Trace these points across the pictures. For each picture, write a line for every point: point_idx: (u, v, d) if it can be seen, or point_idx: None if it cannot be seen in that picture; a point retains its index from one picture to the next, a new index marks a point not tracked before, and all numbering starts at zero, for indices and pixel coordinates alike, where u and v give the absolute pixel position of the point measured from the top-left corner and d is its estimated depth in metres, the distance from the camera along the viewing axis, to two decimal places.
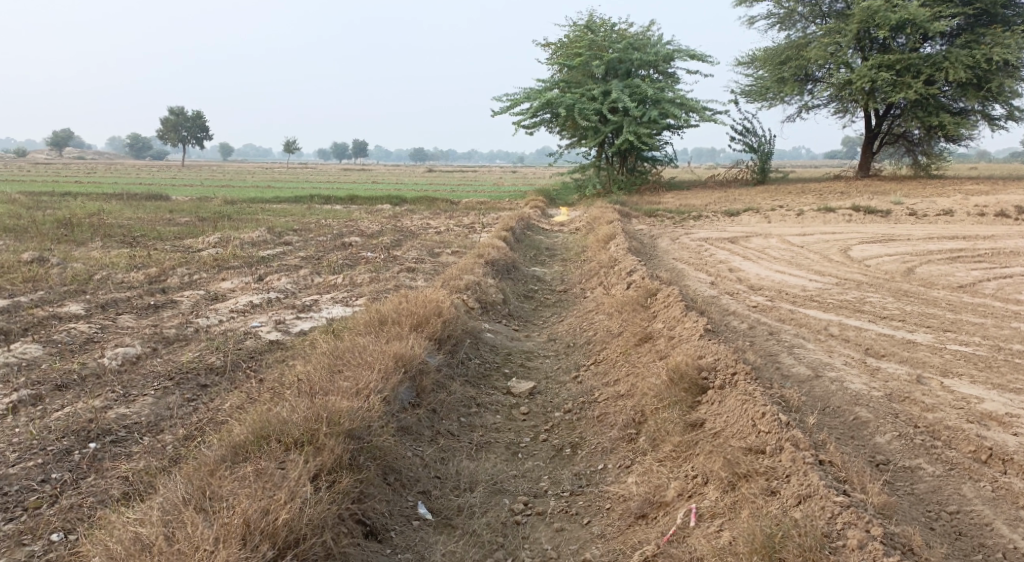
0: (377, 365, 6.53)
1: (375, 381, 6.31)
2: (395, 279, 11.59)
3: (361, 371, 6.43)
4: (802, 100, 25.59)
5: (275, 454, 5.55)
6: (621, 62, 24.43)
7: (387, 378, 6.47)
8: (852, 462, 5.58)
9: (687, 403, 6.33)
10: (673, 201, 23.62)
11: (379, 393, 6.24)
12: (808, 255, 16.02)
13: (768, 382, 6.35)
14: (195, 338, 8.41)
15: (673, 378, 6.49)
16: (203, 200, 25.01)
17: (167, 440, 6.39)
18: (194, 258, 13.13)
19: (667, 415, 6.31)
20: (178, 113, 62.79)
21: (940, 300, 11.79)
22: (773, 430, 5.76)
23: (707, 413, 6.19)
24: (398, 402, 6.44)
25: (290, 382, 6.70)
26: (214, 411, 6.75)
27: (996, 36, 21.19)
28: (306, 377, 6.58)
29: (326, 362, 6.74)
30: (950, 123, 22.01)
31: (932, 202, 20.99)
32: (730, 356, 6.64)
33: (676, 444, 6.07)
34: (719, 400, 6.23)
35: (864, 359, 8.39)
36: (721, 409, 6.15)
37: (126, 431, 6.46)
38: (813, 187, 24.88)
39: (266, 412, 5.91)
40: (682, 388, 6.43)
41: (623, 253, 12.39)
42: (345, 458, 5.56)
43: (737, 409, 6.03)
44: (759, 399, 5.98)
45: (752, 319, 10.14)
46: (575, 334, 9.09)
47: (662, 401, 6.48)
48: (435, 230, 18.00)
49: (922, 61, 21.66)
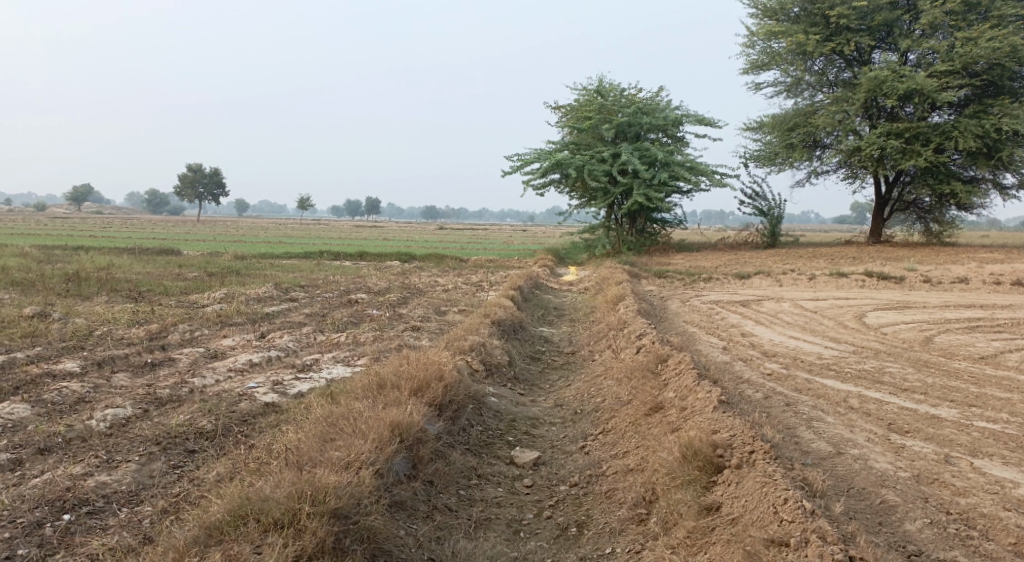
0: (371, 435, 6.18)
1: (366, 453, 5.99)
2: (398, 339, 11.28)
3: (353, 441, 6.11)
4: (812, 165, 25.47)
5: (251, 536, 5.28)
6: (630, 126, 24.42)
7: (381, 448, 6.13)
8: (884, 559, 5.20)
9: (702, 483, 5.94)
10: (683, 263, 23.38)
11: (370, 467, 5.91)
12: (822, 321, 15.68)
13: (788, 462, 5.96)
14: (189, 399, 8.08)
15: (686, 455, 6.09)
16: (213, 255, 24.90)
17: (145, 513, 6.03)
18: (198, 314, 12.88)
19: (680, 495, 5.92)
20: (196, 169, 63.31)
21: (961, 371, 11.39)
22: (797, 518, 5.39)
23: (723, 495, 5.81)
24: (393, 474, 6.08)
25: (279, 450, 6.36)
26: (199, 481, 6.39)
27: (1004, 106, 20.99)
28: (296, 445, 6.25)
29: (318, 429, 6.40)
30: (962, 192, 21.80)
31: (945, 269, 20.68)
32: (747, 431, 6.26)
33: (690, 530, 5.68)
34: (737, 481, 5.84)
35: (887, 436, 8.00)
36: (738, 491, 5.76)
37: (104, 502, 6.11)
38: (825, 252, 24.62)
39: (248, 486, 5.61)
40: (696, 467, 6.04)
41: (632, 315, 12.07)
42: (328, 542, 5.27)
43: (756, 493, 5.64)
44: (780, 483, 5.60)
45: (767, 388, 9.77)
46: (582, 400, 8.72)
47: (674, 479, 6.08)
48: (442, 289, 17.75)
49: (931, 130, 21.46)
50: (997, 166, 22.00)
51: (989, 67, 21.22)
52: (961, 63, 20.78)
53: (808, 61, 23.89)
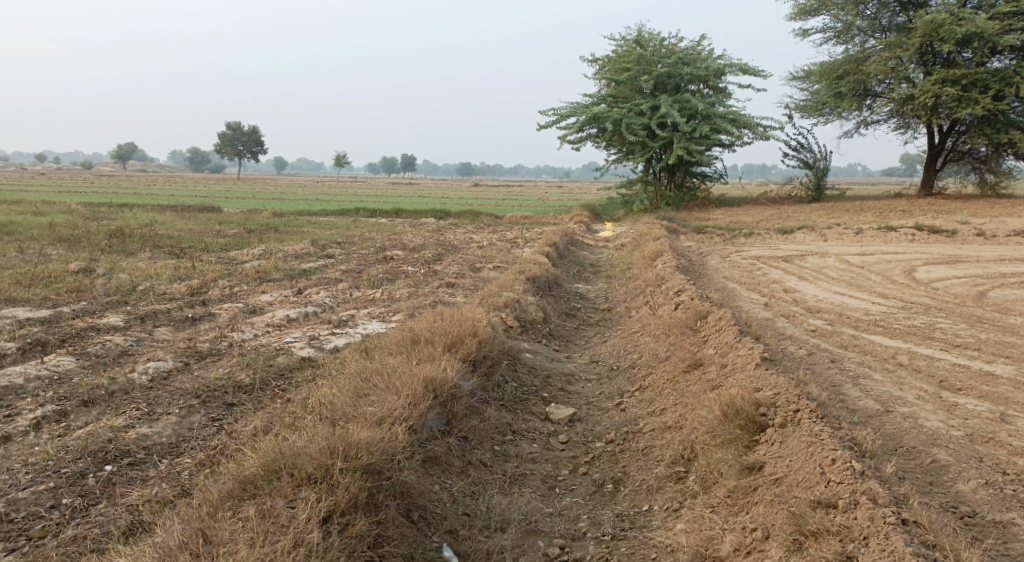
0: (404, 390, 6.06)
1: (400, 408, 5.87)
2: (434, 295, 11.15)
3: (387, 396, 6.00)
4: (861, 115, 24.68)
5: (284, 490, 5.16)
6: (670, 78, 23.85)
7: (415, 404, 6.02)
8: (939, 522, 4.96)
9: (744, 441, 5.73)
10: (724, 217, 22.90)
11: (404, 423, 5.79)
12: (869, 276, 15.24)
13: (836, 421, 5.71)
14: (227, 353, 8.05)
15: (727, 413, 5.88)
16: (253, 212, 24.97)
17: (184, 465, 6.01)
18: (237, 270, 12.87)
19: (721, 453, 5.72)
20: (236, 128, 63.61)
21: (1017, 327, 10.98)
22: (845, 480, 5.14)
23: (766, 455, 5.59)
24: (427, 430, 5.97)
25: (313, 405, 6.28)
26: (238, 434, 6.35)
27: None
28: (329, 401, 6.15)
29: (351, 385, 6.30)
30: (1021, 141, 20.97)
31: (999, 222, 19.99)
32: (791, 389, 6.03)
33: (732, 489, 5.48)
34: (781, 440, 5.62)
35: (939, 393, 7.71)
36: (783, 450, 5.54)
37: (145, 454, 6.11)
38: (873, 205, 23.93)
39: (281, 442, 5.52)
40: (737, 425, 5.83)
41: (671, 270, 11.79)
42: (361, 497, 5.13)
43: (801, 453, 5.41)
44: (827, 443, 5.36)
45: (811, 345, 9.49)
46: (619, 357, 8.53)
47: (715, 438, 5.88)
48: (479, 245, 17.58)
49: (991, 76, 20.64)
50: None
51: None
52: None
53: (861, 5, 23.12)
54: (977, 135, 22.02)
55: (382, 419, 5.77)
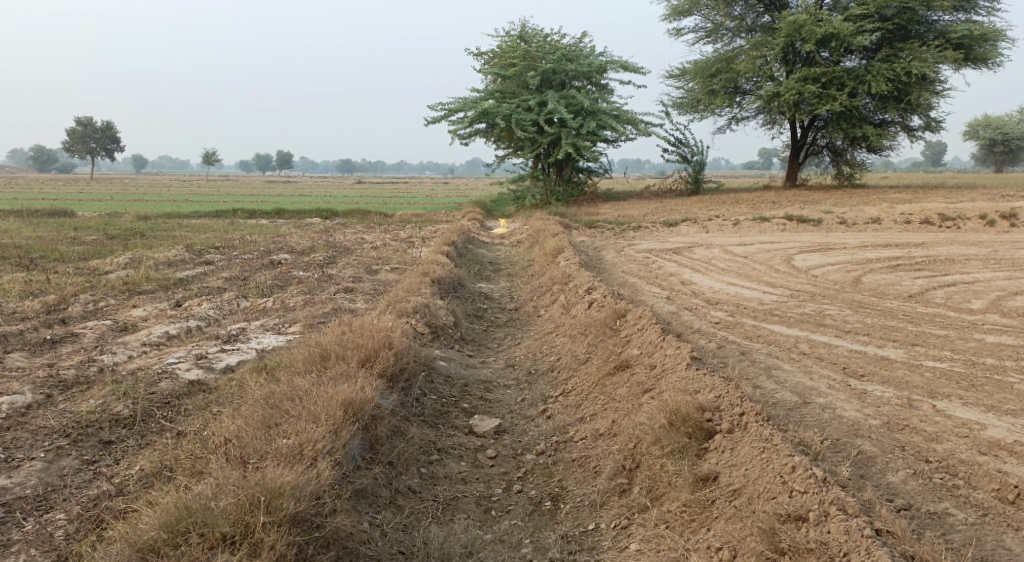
0: (325, 420, 5.68)
1: (320, 440, 5.49)
2: (332, 302, 10.65)
3: (305, 426, 5.60)
4: (732, 111, 25.41)
5: (195, 554, 4.73)
6: (554, 73, 23.90)
7: (336, 432, 5.66)
8: (904, 526, 4.96)
9: (694, 450, 5.67)
10: (611, 212, 23.14)
11: (327, 458, 5.40)
12: (754, 266, 15.62)
13: (781, 426, 5.71)
14: (98, 381, 7.35)
15: (671, 421, 5.80)
16: (115, 217, 23.46)
17: (57, 523, 5.41)
18: (103, 282, 11.93)
19: (667, 465, 5.65)
20: (87, 124, 59.94)
21: (895, 311, 11.41)
22: (809, 489, 5.09)
23: (718, 463, 5.53)
24: (350, 461, 5.62)
25: (214, 442, 5.78)
26: (120, 479, 5.76)
27: (914, 49, 21.24)
28: (237, 435, 5.69)
29: (260, 416, 5.86)
30: (873, 135, 22.04)
31: (860, 210, 20.96)
32: (731, 391, 5.99)
33: (687, 503, 5.38)
34: (731, 447, 5.58)
35: (846, 381, 7.84)
36: (735, 457, 5.49)
37: (4, 512, 5.47)
38: (745, 197, 24.72)
39: (185, 493, 5.05)
40: (685, 433, 5.75)
41: (575, 267, 11.66)
42: (289, 554, 4.76)
43: (757, 464, 5.36)
44: (783, 451, 5.32)
45: (719, 337, 9.54)
46: (535, 359, 8.35)
47: (660, 447, 5.79)
48: (370, 246, 17.06)
49: (846, 74, 21.60)
50: (906, 109, 22.26)
51: (900, 10, 21.46)
52: (875, 6, 20.97)
53: (729, 6, 23.82)
54: (835, 130, 22.95)
55: (303, 455, 5.37)
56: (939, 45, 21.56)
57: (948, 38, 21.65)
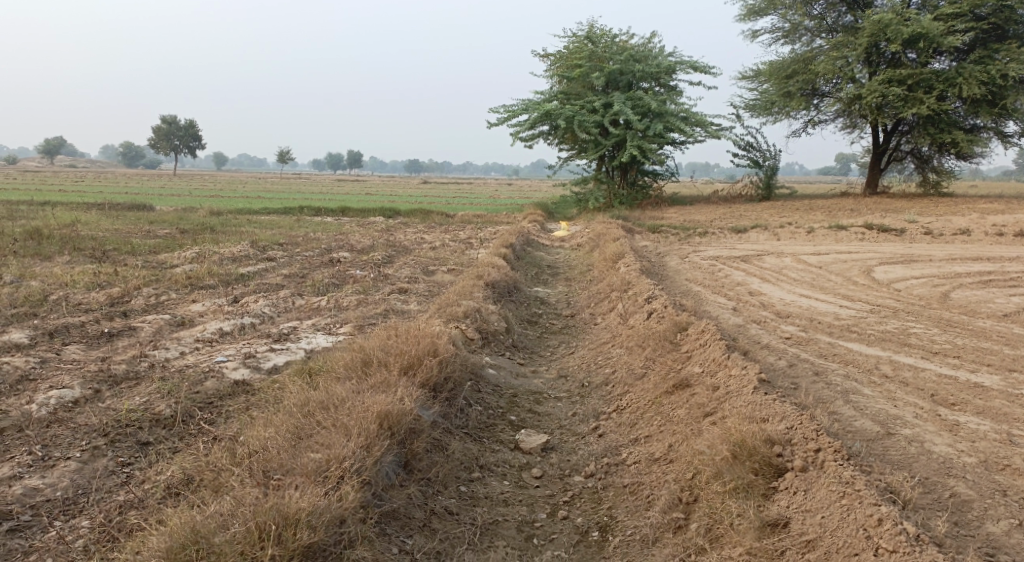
0: (357, 435, 5.30)
1: (349, 456, 5.15)
2: (386, 303, 10.27)
3: (337, 443, 5.22)
4: (810, 114, 24.39)
5: None
6: (622, 74, 23.26)
7: (368, 448, 5.28)
8: None
9: (761, 490, 5.10)
10: (677, 216, 22.41)
11: (355, 478, 5.06)
12: (830, 277, 14.77)
13: (864, 464, 5.12)
14: (147, 377, 7.06)
15: (736, 454, 5.24)
16: (186, 210, 23.64)
17: (80, 533, 5.12)
18: (166, 275, 11.77)
19: (730, 504, 5.09)
20: (171, 121, 61.26)
21: (988, 331, 10.53)
22: (898, 549, 4.53)
23: (789, 508, 4.97)
24: (382, 480, 5.23)
25: (245, 453, 5.43)
26: (150, 485, 5.44)
27: (1011, 51, 19.99)
28: (266, 449, 5.33)
29: (292, 426, 5.49)
30: (962, 141, 20.80)
31: (946, 221, 19.82)
32: (805, 422, 5.39)
33: (752, 550, 4.83)
34: (804, 489, 5.00)
35: (935, 409, 7.15)
36: (809, 502, 4.92)
37: (30, 515, 5.21)
38: (821, 204, 23.70)
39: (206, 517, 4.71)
40: (753, 468, 5.19)
41: (637, 274, 11.07)
42: None
43: (836, 513, 4.79)
44: (868, 499, 4.75)
45: (790, 354, 8.88)
46: (589, 371, 7.81)
47: (722, 481, 5.23)
48: (430, 246, 16.71)
49: (934, 76, 20.44)
50: (1000, 114, 20.98)
51: (996, 8, 20.25)
52: (969, 5, 19.78)
53: (809, 5, 22.83)
54: (921, 135, 21.78)
55: (327, 472, 5.09)
56: None
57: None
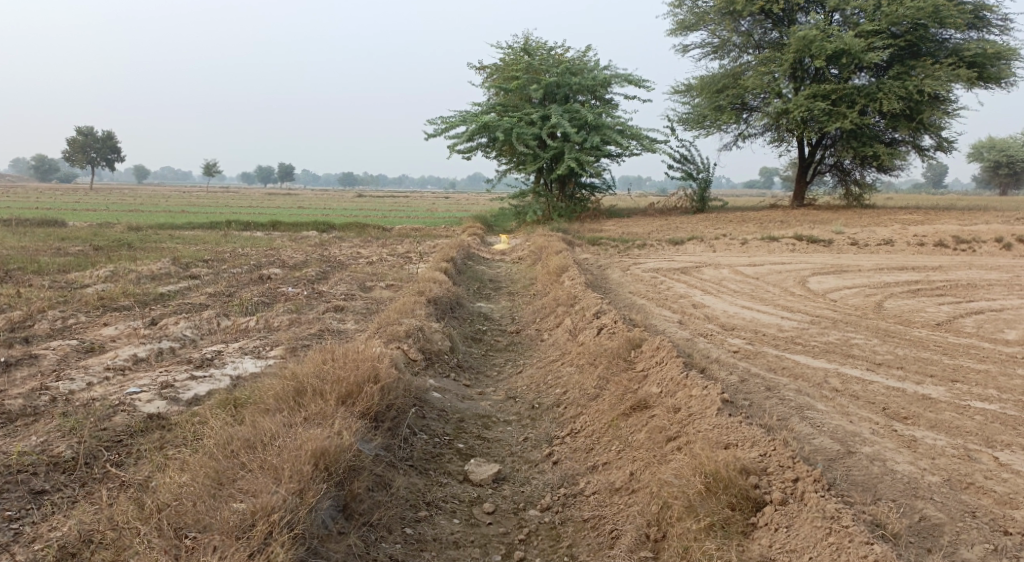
0: (288, 480, 4.86)
1: (280, 507, 4.70)
2: (319, 322, 9.78)
3: (265, 491, 4.77)
4: (740, 128, 24.60)
5: None
6: (559, 87, 23.13)
7: (302, 493, 4.84)
8: None
9: (740, 527, 4.87)
10: (615, 229, 22.32)
11: (286, 534, 4.62)
12: (767, 288, 14.75)
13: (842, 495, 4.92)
14: (48, 413, 6.46)
15: (709, 487, 5.02)
16: (104, 226, 22.62)
17: None
18: (77, 296, 11.04)
19: (706, 543, 4.85)
20: (87, 133, 59.07)
21: (925, 340, 10.53)
22: None
23: (772, 548, 4.74)
24: (319, 528, 4.80)
25: (160, 503, 4.93)
26: (42, 544, 4.87)
27: (927, 68, 20.44)
28: (185, 498, 4.84)
29: (212, 473, 5.01)
30: (884, 154, 21.15)
31: (871, 231, 20.13)
32: (781, 451, 5.17)
33: None
34: (786, 526, 4.78)
35: (889, 424, 7.01)
36: (793, 541, 4.70)
37: None
38: (752, 216, 23.91)
39: None
40: (728, 504, 4.95)
41: (582, 288, 10.77)
42: None
43: (825, 553, 4.57)
44: (860, 540, 4.53)
45: (740, 369, 8.69)
46: (539, 391, 7.47)
47: (695, 518, 4.98)
48: (365, 261, 16.20)
49: (856, 91, 20.79)
50: (918, 128, 21.43)
51: (913, 27, 20.69)
52: (888, 22, 20.15)
53: (737, 21, 23.00)
54: (844, 148, 22.10)
55: (253, 528, 4.63)
56: (953, 64, 20.72)
57: (962, 57, 20.83)
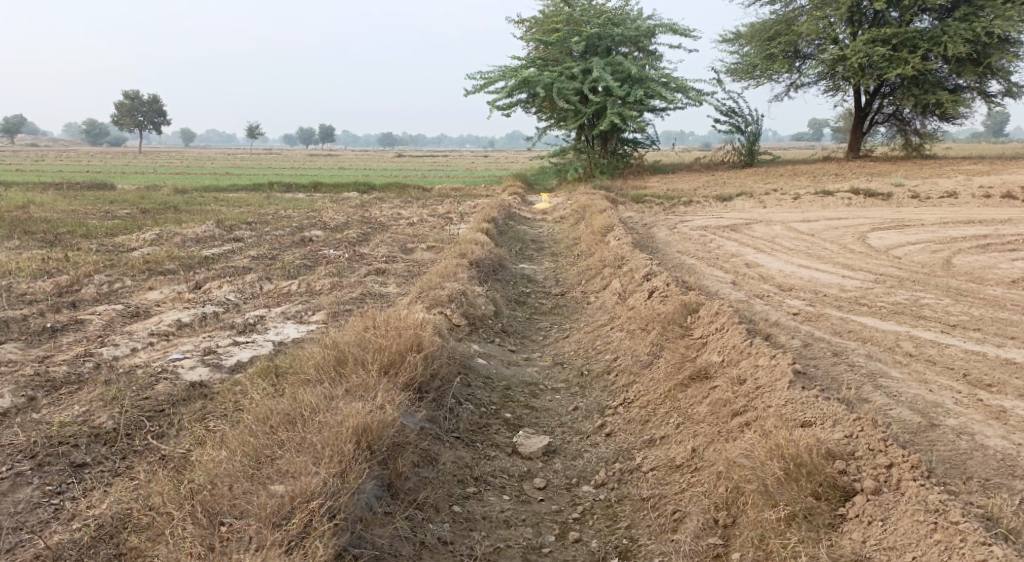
0: (328, 461, 4.52)
1: (318, 492, 4.36)
2: (362, 286, 9.43)
3: (303, 475, 4.43)
4: (792, 78, 23.59)
5: None
6: (601, 39, 22.36)
7: (342, 474, 4.51)
8: None
9: (826, 518, 4.42)
10: (660, 185, 21.66)
11: (326, 523, 4.28)
12: (824, 245, 14.09)
13: (947, 486, 4.44)
14: (91, 380, 6.17)
15: (789, 473, 4.58)
16: (150, 189, 22.52)
17: None
18: (121, 259, 10.83)
19: (788, 536, 4.42)
20: (132, 97, 59.43)
21: (999, 299, 9.85)
22: None
23: (865, 544, 4.29)
24: (362, 510, 4.48)
25: (199, 483, 4.62)
26: (80, 523, 4.61)
27: (996, 7, 19.25)
28: (221, 481, 4.54)
29: (249, 455, 4.69)
30: (947, 102, 20.08)
31: (933, 184, 19.18)
32: (872, 433, 4.70)
33: None
34: (882, 519, 4.33)
35: (971, 392, 6.48)
36: (891, 537, 4.25)
37: None
38: (805, 169, 23.02)
39: None
40: (811, 492, 4.51)
41: (631, 248, 10.26)
42: None
43: (932, 553, 4.11)
44: (977, 543, 4.06)
45: (803, 332, 8.17)
46: (589, 357, 7.06)
47: (775, 508, 4.54)
48: (407, 222, 15.84)
49: (919, 34, 19.70)
50: (984, 73, 20.28)
51: None
52: None
53: None
54: (904, 96, 21.06)
55: (291, 515, 4.30)
56: None
57: None
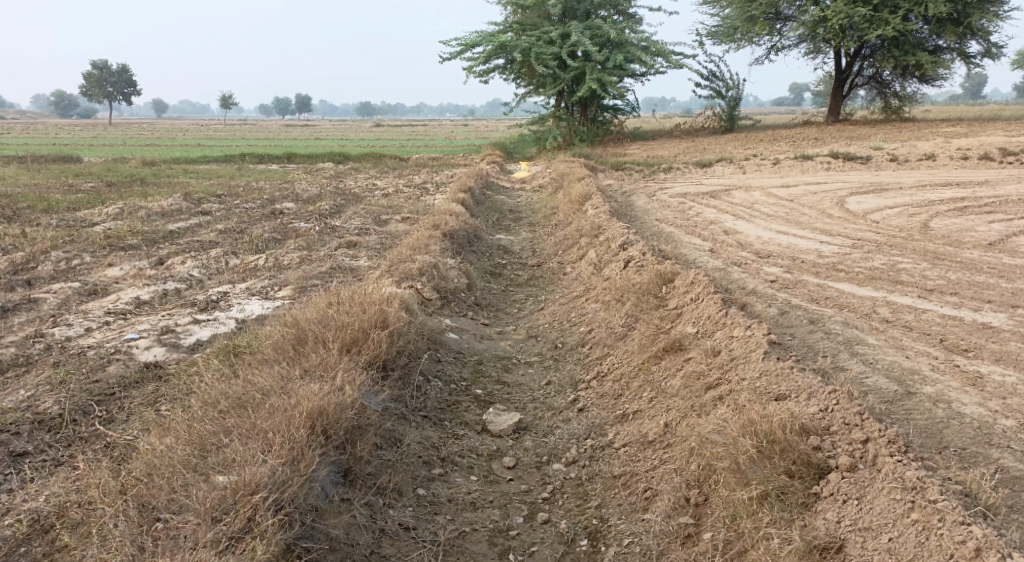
0: (278, 449, 4.33)
1: (265, 484, 4.17)
2: (331, 259, 9.20)
3: (251, 465, 4.25)
4: (772, 40, 23.33)
5: None
6: (579, 3, 21.97)
7: (292, 464, 4.33)
8: None
9: (800, 498, 4.31)
10: (640, 152, 21.45)
11: (272, 516, 4.10)
12: (803, 210, 13.97)
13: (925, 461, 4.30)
14: (39, 362, 5.95)
15: (762, 451, 4.45)
16: (118, 162, 22.04)
17: None
18: (83, 234, 10.52)
19: (760, 517, 4.30)
20: (102, 67, 58.20)
21: (977, 262, 9.76)
22: None
23: (840, 524, 4.18)
24: (314, 500, 4.31)
25: (142, 473, 4.44)
26: (16, 517, 4.43)
27: None
28: (163, 472, 4.35)
29: (194, 444, 4.50)
30: (926, 63, 19.92)
31: (912, 146, 19.08)
32: (849, 407, 4.57)
33: None
34: (857, 498, 4.21)
35: (948, 359, 6.39)
36: (867, 517, 4.14)
37: None
38: (784, 134, 22.87)
39: None
40: (784, 471, 4.39)
41: (607, 216, 10.06)
42: None
43: (909, 535, 3.99)
44: (956, 523, 3.94)
45: (780, 300, 8.05)
46: (563, 330, 6.90)
47: (748, 487, 4.42)
48: (382, 193, 15.58)
49: None
50: (963, 34, 20.12)
51: None
52: None
53: None
54: (883, 58, 20.88)
55: (234, 509, 4.12)
56: None
57: None
